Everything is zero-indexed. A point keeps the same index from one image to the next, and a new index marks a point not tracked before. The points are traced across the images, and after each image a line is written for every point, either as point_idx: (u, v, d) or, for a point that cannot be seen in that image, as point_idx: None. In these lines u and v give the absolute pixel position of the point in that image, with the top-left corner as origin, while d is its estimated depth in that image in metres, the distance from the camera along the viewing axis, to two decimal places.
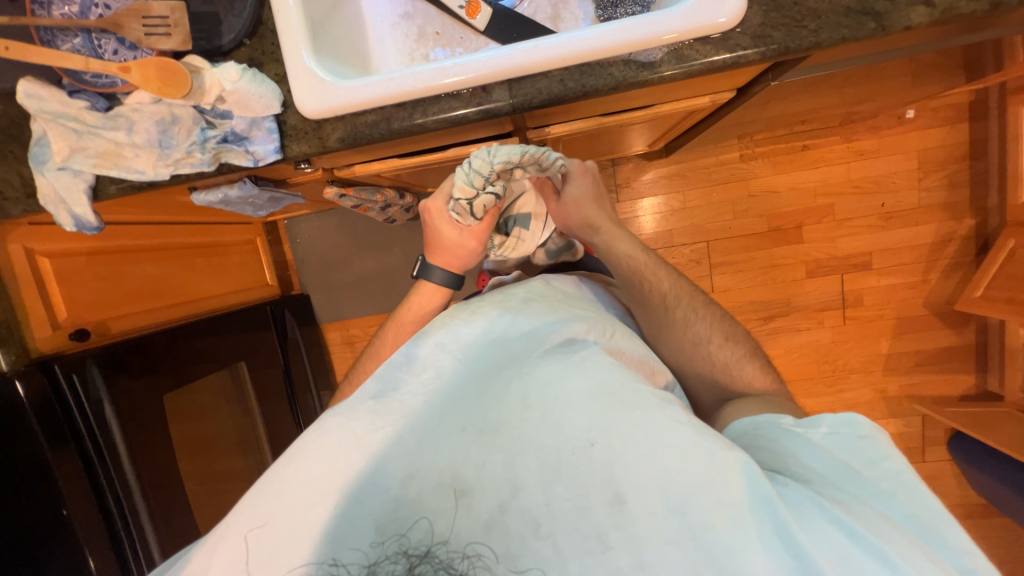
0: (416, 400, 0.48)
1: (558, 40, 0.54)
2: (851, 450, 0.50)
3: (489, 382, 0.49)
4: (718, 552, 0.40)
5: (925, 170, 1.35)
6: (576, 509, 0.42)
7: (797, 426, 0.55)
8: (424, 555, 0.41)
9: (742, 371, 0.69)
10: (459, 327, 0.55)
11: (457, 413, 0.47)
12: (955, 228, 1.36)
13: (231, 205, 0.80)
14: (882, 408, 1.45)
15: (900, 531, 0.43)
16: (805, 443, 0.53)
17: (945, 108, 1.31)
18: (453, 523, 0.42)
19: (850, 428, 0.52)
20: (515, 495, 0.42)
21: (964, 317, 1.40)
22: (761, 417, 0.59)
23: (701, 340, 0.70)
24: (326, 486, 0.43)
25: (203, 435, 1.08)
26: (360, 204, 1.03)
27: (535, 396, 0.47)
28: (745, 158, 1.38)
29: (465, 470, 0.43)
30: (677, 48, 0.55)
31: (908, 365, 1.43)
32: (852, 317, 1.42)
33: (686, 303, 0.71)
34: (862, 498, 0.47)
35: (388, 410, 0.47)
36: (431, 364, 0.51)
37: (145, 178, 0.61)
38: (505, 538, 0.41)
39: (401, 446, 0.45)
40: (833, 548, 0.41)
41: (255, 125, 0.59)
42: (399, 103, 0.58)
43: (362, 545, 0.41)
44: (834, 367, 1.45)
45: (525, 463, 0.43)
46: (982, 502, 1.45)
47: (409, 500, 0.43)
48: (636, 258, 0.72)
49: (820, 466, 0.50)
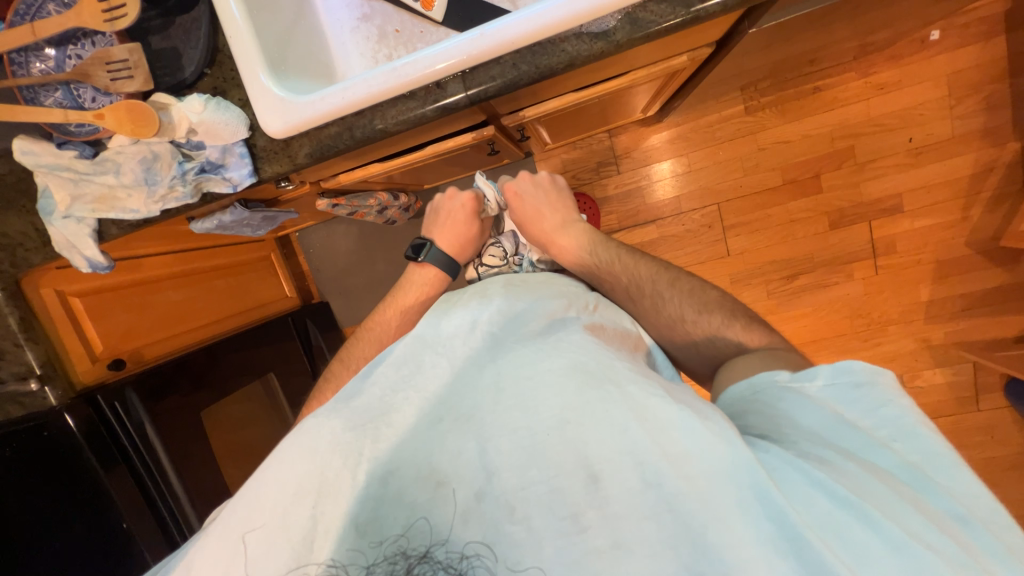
0: (397, 395, 0.48)
1: (505, 23, 0.52)
2: (849, 397, 0.43)
3: (465, 371, 0.49)
4: (696, 527, 0.37)
5: (958, 95, 1.22)
6: (550, 491, 0.39)
7: (793, 381, 0.48)
8: (423, 556, 0.39)
9: (726, 338, 0.61)
10: (439, 322, 0.55)
11: (435, 406, 0.46)
12: (998, 155, 1.23)
13: (229, 229, 0.83)
14: (927, 358, 1.36)
15: (891, 488, 0.38)
16: (802, 398, 0.46)
17: (977, 22, 1.18)
18: (442, 518, 0.40)
19: (848, 375, 0.44)
20: (490, 482, 0.40)
21: (1015, 253, 1.28)
22: (758, 377, 0.51)
23: (675, 320, 0.65)
24: (304, 485, 0.42)
25: (245, 445, 1.16)
26: (355, 210, 1.05)
27: (507, 379, 0.46)
28: (750, 109, 1.29)
29: (442, 461, 0.42)
30: (631, 12, 0.51)
31: (953, 311, 1.33)
32: (885, 265, 1.33)
33: (650, 285, 0.68)
34: (856, 451, 0.41)
35: (367, 407, 0.47)
36: (411, 361, 0.51)
37: (140, 216, 0.65)
38: (486, 525, 0.39)
39: (379, 440, 0.44)
40: (817, 514, 0.36)
41: (228, 152, 0.61)
42: (357, 112, 0.58)
43: (343, 544, 0.40)
44: (870, 321, 1.36)
45: (500, 448, 0.41)
46: None
47: (389, 496, 0.41)
48: (588, 258, 0.74)
49: (816, 426, 0.43)
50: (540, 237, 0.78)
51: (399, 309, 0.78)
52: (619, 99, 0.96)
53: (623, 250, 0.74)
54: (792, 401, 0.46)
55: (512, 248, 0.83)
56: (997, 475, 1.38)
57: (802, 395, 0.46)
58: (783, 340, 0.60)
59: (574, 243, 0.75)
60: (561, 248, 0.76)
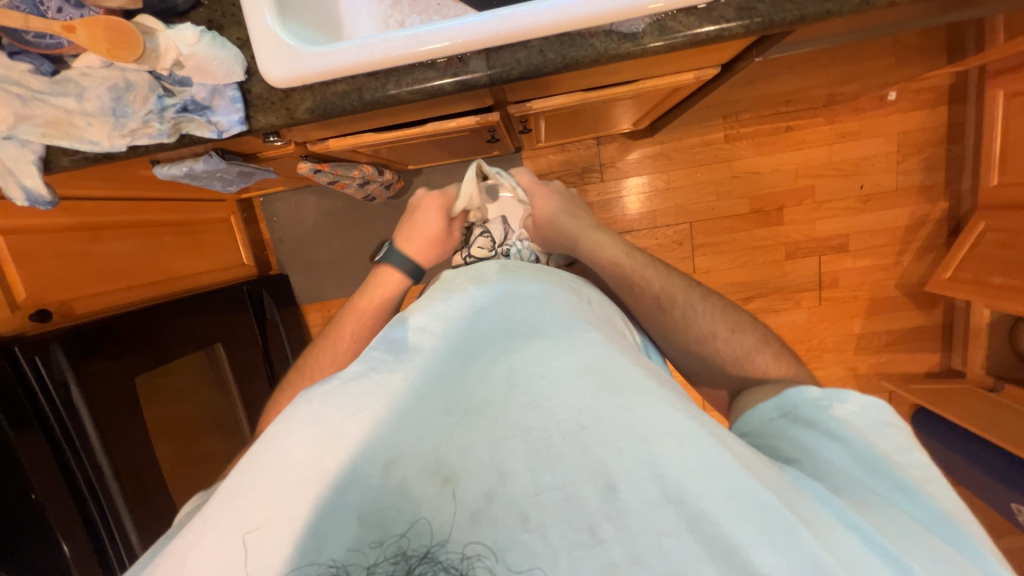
0: (399, 381, 0.44)
1: (538, 8, 0.52)
2: (880, 434, 0.47)
3: (474, 364, 0.46)
4: (716, 545, 0.36)
5: (904, 153, 1.36)
6: (564, 499, 0.37)
7: (823, 401, 0.51)
8: (424, 557, 0.36)
9: (754, 363, 0.66)
10: (440, 307, 0.54)
11: (442, 395, 0.43)
12: (929, 211, 1.39)
13: (198, 179, 0.76)
14: (853, 384, 1.51)
15: (919, 537, 0.40)
16: (833, 430, 0.48)
17: (926, 91, 1.32)
18: (442, 522, 0.37)
19: (879, 412, 0.49)
20: (502, 483, 0.38)
21: (931, 299, 1.45)
22: (787, 394, 0.54)
23: (705, 336, 0.70)
24: (302, 474, 0.39)
25: (181, 419, 1.07)
26: (336, 180, 1.00)
27: (520, 375, 0.44)
28: (729, 138, 1.37)
29: (450, 456, 0.39)
30: (661, 19, 0.52)
31: (879, 344, 1.48)
32: (828, 298, 1.46)
33: (683, 300, 0.72)
34: (877, 495, 0.43)
35: (368, 392, 0.43)
36: (413, 348, 0.48)
37: (100, 149, 0.57)
38: (495, 528, 0.37)
39: (382, 431, 0.41)
40: (856, 554, 0.37)
41: (218, 94, 0.56)
42: (370, 73, 0.55)
43: (342, 543, 0.36)
44: (809, 347, 1.49)
45: (513, 447, 0.39)
46: None
47: (393, 489, 0.38)
48: (621, 263, 0.75)
49: (843, 461, 0.46)
50: (567, 233, 0.79)
51: (381, 287, 0.74)
52: (618, 108, 0.98)
53: (654, 262, 0.76)
54: (824, 430, 0.48)
55: (501, 236, 0.82)
56: None
57: (839, 419, 0.48)
58: (804, 370, 0.65)
59: (609, 248, 0.76)
60: (595, 248, 0.76)
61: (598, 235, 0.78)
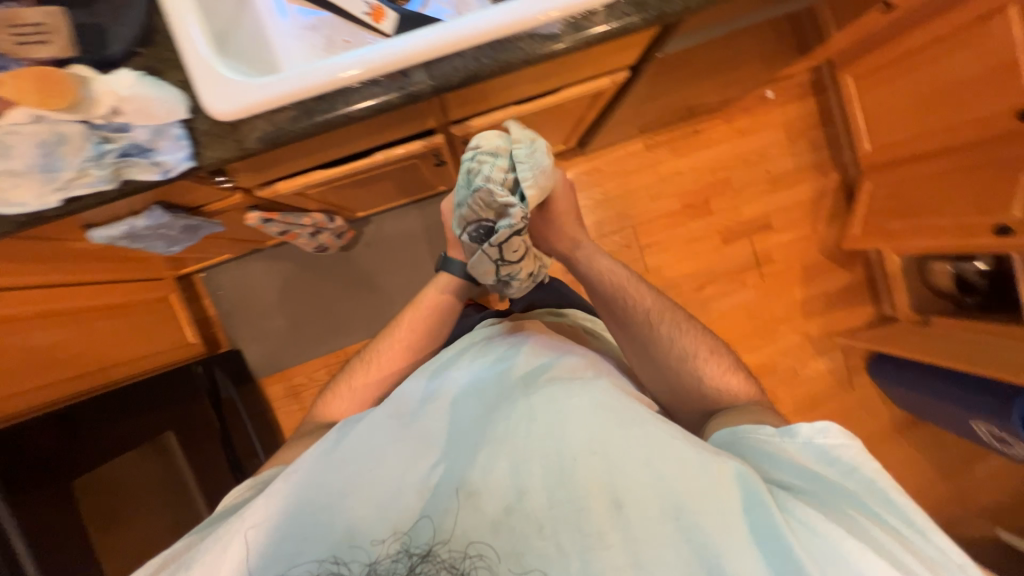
0: (436, 423, 0.62)
1: (467, 23, 0.58)
2: (826, 459, 0.58)
3: (500, 410, 0.62)
4: (710, 555, 0.50)
5: (792, 138, 1.58)
6: (575, 509, 0.53)
7: (776, 437, 0.62)
8: (425, 555, 0.52)
9: (724, 383, 0.84)
10: (472, 366, 0.69)
11: (475, 436, 0.60)
12: (827, 183, 1.60)
13: (139, 239, 0.73)
14: (809, 349, 1.63)
15: (883, 532, 0.50)
16: (783, 451, 0.60)
17: (794, 86, 1.57)
18: (447, 526, 0.53)
19: (825, 435, 0.59)
20: (519, 499, 0.53)
21: (850, 257, 1.62)
22: (738, 427, 0.65)
23: (686, 356, 0.86)
24: (342, 489, 0.56)
25: (130, 544, 0.90)
26: (286, 230, 0.99)
27: (540, 416, 0.59)
28: (649, 147, 1.53)
29: (474, 478, 0.55)
30: (574, 20, 0.60)
31: (821, 307, 1.62)
32: (768, 273, 1.59)
33: (668, 321, 0.88)
34: (832, 498, 0.55)
35: (413, 430, 0.61)
36: (449, 399, 0.65)
37: (32, 209, 0.54)
38: (512, 535, 0.52)
39: (427, 456, 0.58)
40: (824, 550, 0.49)
41: (160, 134, 0.55)
42: (318, 97, 0.58)
43: (365, 546, 0.52)
44: (763, 321, 1.60)
45: (532, 474, 0.55)
46: (906, 414, 1.66)
47: (426, 502, 0.55)
48: (617, 277, 0.92)
49: (796, 475, 0.58)
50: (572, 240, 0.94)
51: None
52: (549, 125, 1.06)
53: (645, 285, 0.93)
54: (777, 453, 0.60)
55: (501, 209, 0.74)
56: (875, 444, 1.67)
57: (790, 453, 0.59)
58: (762, 400, 0.84)
59: (602, 263, 0.94)
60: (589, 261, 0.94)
61: (594, 253, 0.95)
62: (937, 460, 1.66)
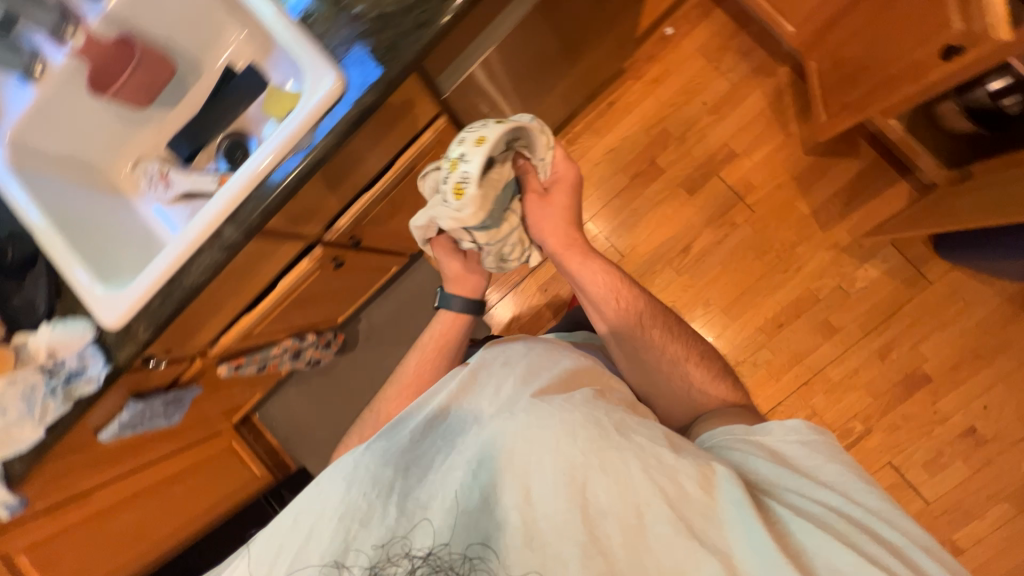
0: (430, 441, 0.60)
1: (245, 170, 0.69)
2: (802, 454, 0.61)
3: (494, 414, 0.59)
4: (696, 553, 0.49)
5: (716, 58, 1.44)
6: (568, 512, 0.51)
7: (751, 433, 0.64)
8: (425, 557, 0.51)
9: (712, 391, 0.79)
10: (467, 376, 0.67)
11: (466, 447, 0.57)
12: (778, 82, 1.41)
13: (140, 427, 0.92)
14: (847, 260, 1.39)
15: (846, 521, 0.52)
16: (759, 444, 0.62)
17: (693, 8, 1.45)
18: (445, 532, 0.52)
19: (797, 432, 0.62)
20: (511, 507, 0.51)
21: (848, 142, 1.39)
22: (717, 431, 0.68)
23: (677, 360, 0.80)
24: (349, 499, 0.53)
25: None
26: (263, 364, 1.16)
27: (534, 420, 0.56)
28: (573, 139, 1.49)
29: (467, 493, 0.53)
30: (321, 124, 0.68)
31: (839, 209, 1.39)
32: (756, 202, 1.42)
33: (659, 325, 0.82)
34: (804, 490, 0.56)
35: (405, 446, 0.59)
36: (447, 410, 0.63)
37: (28, 443, 0.73)
38: (503, 542, 0.50)
39: (421, 471, 0.57)
40: (807, 537, 0.50)
41: (83, 355, 0.73)
42: (171, 280, 0.72)
43: (367, 549, 0.51)
44: (775, 253, 1.42)
45: (524, 479, 0.53)
46: (1014, 285, 1.33)
47: (416, 512, 0.53)
48: (613, 277, 0.82)
49: (771, 471, 0.58)
50: (568, 234, 0.82)
51: None
52: None
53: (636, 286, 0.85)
54: (751, 448, 0.62)
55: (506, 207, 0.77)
56: (988, 335, 1.35)
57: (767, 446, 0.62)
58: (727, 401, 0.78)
59: (597, 262, 0.82)
60: (584, 258, 0.83)
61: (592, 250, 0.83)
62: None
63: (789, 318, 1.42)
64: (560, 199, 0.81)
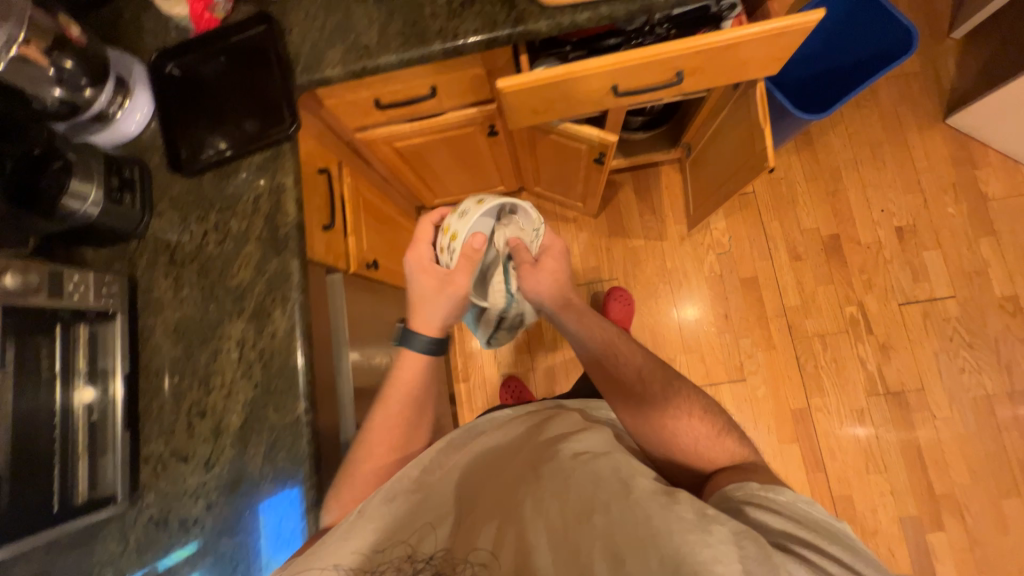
0: (486, 478, 0.60)
1: None
2: (809, 516, 0.53)
3: (536, 460, 0.61)
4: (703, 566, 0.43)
5: None
6: (578, 520, 0.50)
7: (759, 488, 0.58)
8: (427, 560, 0.49)
9: (723, 451, 0.69)
10: (512, 435, 0.70)
11: (512, 484, 0.58)
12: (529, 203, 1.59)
13: None
14: (702, 238, 1.53)
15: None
16: (766, 500, 0.56)
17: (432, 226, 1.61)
18: (453, 540, 0.51)
19: (809, 501, 0.55)
20: (530, 529, 0.50)
21: (608, 185, 1.57)
22: (729, 487, 0.60)
23: (681, 416, 0.71)
24: (382, 507, 0.54)
25: None
26: None
27: (569, 461, 0.59)
28: (467, 375, 1.51)
29: (497, 525, 0.52)
30: None
31: (657, 221, 1.55)
32: (611, 274, 1.54)
33: (660, 386, 0.74)
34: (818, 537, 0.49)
35: (455, 480, 0.61)
36: (495, 461, 0.64)
37: None
38: (509, 547, 0.49)
39: (467, 495, 0.58)
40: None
41: None
42: None
43: (379, 547, 0.49)
44: (663, 285, 1.52)
45: (547, 507, 0.52)
46: (791, 143, 1.53)
47: (440, 526, 0.53)
48: (597, 331, 0.81)
49: (777, 522, 0.52)
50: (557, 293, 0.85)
51: None
52: None
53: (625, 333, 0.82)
54: (760, 503, 0.55)
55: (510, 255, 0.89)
56: (823, 178, 1.51)
57: (777, 501, 0.55)
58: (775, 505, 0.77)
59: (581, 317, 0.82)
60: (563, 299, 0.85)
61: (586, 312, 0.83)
62: (844, 117, 1.53)
63: (725, 305, 1.49)
64: (551, 268, 0.85)
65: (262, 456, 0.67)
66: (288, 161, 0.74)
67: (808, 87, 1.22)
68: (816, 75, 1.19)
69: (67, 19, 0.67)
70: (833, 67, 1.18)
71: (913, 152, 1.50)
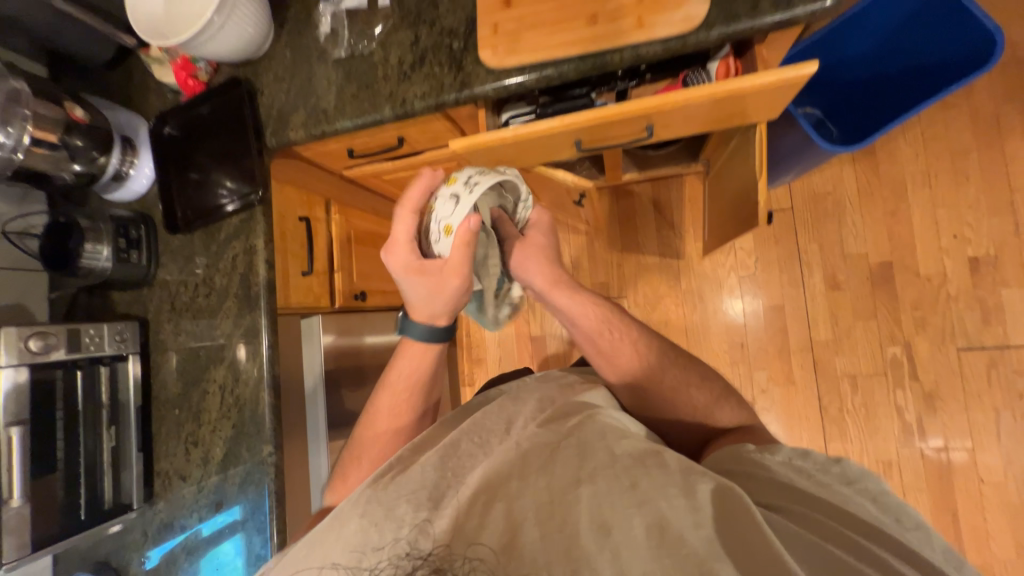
0: (489, 450, 0.45)
1: None
2: (821, 471, 0.42)
3: (542, 430, 0.47)
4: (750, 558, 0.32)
5: None
6: (592, 492, 0.37)
7: (757, 452, 0.46)
8: (421, 557, 0.34)
9: (721, 408, 0.68)
10: (512, 402, 0.56)
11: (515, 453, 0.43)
12: None
13: None
14: (724, 258, 1.39)
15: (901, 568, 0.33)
16: (760, 462, 0.44)
17: None
18: (459, 528, 0.36)
19: (819, 461, 0.43)
20: (547, 505, 0.37)
21: (622, 196, 1.46)
22: (724, 453, 0.48)
23: (679, 386, 0.68)
24: (366, 491, 0.41)
25: None
26: None
27: (587, 434, 0.45)
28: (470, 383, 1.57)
29: (501, 502, 0.38)
30: None
31: (674, 238, 1.43)
32: (620, 293, 1.47)
33: (656, 356, 0.69)
34: (848, 498, 0.39)
35: (448, 446, 0.46)
36: (488, 421, 0.50)
37: None
38: (516, 541, 0.35)
39: (462, 467, 0.43)
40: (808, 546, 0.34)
41: None
42: None
43: (364, 547, 0.36)
44: (674, 308, 1.43)
45: (549, 477, 0.39)
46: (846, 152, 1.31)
47: (428, 512, 0.38)
48: (599, 299, 0.71)
49: (770, 485, 0.41)
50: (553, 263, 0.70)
51: None
52: None
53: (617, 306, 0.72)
54: (752, 468, 0.44)
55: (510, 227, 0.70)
56: (883, 196, 1.29)
57: (773, 460, 0.44)
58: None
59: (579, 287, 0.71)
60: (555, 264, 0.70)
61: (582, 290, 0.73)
62: (921, 119, 1.26)
63: (743, 333, 1.37)
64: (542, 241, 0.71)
65: (237, 486, 0.79)
66: (260, 226, 0.80)
67: (866, 93, 1.07)
68: (877, 78, 1.04)
69: (69, 102, 0.76)
70: (875, 74, 1.03)
71: (1009, 165, 1.22)
